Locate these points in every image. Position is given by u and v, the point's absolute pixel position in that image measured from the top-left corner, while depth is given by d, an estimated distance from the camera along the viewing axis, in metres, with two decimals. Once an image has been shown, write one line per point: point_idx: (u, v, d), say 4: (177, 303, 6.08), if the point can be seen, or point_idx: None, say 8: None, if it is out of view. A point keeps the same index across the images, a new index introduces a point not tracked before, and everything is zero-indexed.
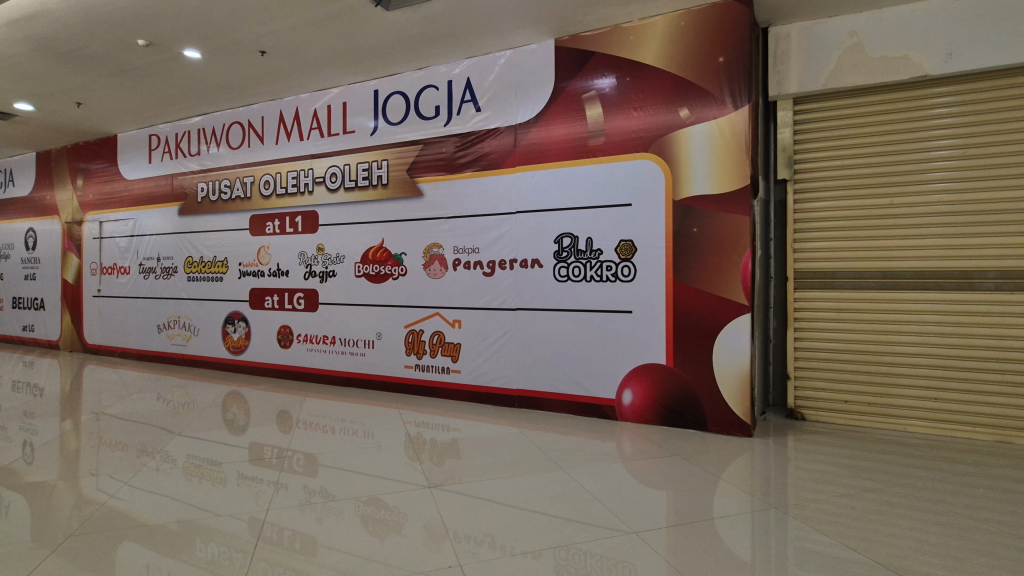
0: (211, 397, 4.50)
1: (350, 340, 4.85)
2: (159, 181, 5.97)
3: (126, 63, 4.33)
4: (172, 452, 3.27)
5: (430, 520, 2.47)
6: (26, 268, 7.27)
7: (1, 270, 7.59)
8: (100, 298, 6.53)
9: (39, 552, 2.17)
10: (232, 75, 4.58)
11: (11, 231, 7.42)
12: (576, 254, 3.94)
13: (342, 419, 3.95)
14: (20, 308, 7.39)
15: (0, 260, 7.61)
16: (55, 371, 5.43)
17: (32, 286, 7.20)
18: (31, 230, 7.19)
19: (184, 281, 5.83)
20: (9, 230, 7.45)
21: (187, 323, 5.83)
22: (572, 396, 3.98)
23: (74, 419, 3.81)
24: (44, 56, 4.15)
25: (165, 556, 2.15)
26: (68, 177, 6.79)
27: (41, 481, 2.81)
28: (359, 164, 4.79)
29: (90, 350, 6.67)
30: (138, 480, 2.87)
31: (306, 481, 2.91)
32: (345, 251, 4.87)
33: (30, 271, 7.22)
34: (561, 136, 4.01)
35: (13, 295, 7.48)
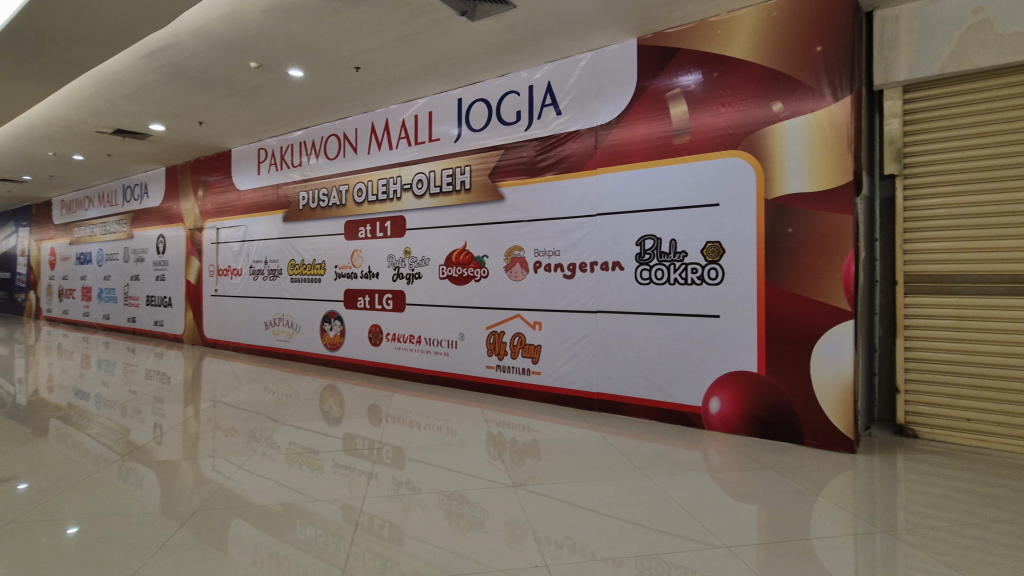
0: (311, 390, 4.84)
1: (434, 339, 5.03)
2: (267, 191, 6.52)
3: (238, 85, 4.78)
4: (277, 439, 3.54)
5: (511, 519, 2.50)
6: (157, 270, 8.20)
7: (137, 272, 8.62)
8: (216, 297, 7.23)
9: (170, 523, 2.43)
10: (329, 90, 4.91)
11: (145, 237, 8.41)
12: (659, 256, 3.84)
13: (428, 416, 4.09)
14: (152, 305, 8.35)
15: (136, 263, 8.63)
16: (180, 362, 6.08)
17: (162, 286, 8.12)
18: (161, 237, 8.11)
19: (286, 283, 6.32)
20: (145, 236, 8.45)
21: (289, 320, 6.31)
22: (657, 402, 3.87)
23: (195, 405, 4.25)
24: (173, 82, 4.68)
25: (270, 534, 2.33)
26: (191, 189, 7.59)
27: (168, 460, 3.15)
28: (443, 170, 4.97)
29: (208, 343, 7.40)
30: (248, 464, 3.14)
31: (394, 473, 3.04)
32: (431, 254, 5.06)
33: (160, 273, 8.14)
34: (643, 135, 3.93)
35: (146, 294, 8.47)
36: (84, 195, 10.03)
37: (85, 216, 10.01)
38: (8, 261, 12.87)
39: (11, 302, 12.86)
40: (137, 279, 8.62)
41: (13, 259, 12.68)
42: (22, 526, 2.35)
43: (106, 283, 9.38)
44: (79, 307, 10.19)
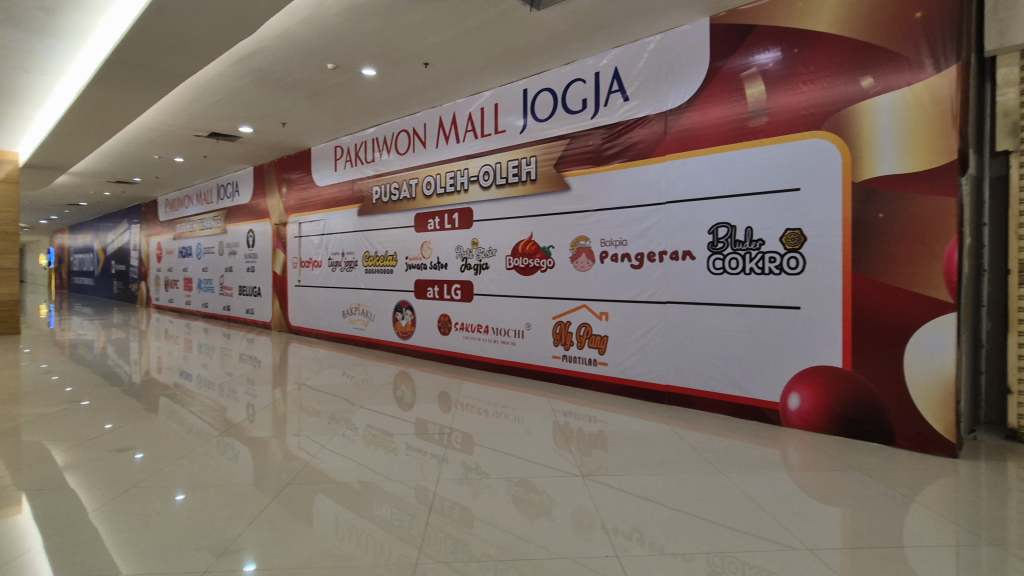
0: (385, 376, 5.07)
1: (501, 329, 5.11)
2: (343, 186, 6.86)
3: (317, 86, 5.04)
4: (356, 421, 3.75)
5: (578, 508, 2.51)
6: (247, 262, 8.86)
7: (230, 264, 9.36)
8: (299, 288, 7.71)
9: (263, 494, 2.65)
10: (399, 87, 5.07)
11: (237, 232, 9.11)
12: (733, 245, 3.68)
13: (495, 403, 4.17)
14: (243, 295, 9.05)
15: (229, 256, 9.38)
16: (268, 347, 6.57)
17: (252, 277, 8.77)
18: (250, 232, 8.76)
19: (361, 273, 6.63)
20: (236, 232, 9.16)
21: (364, 309, 6.63)
22: (731, 397, 3.73)
23: (283, 387, 4.58)
24: (259, 86, 5.01)
25: (351, 510, 2.48)
26: (276, 186, 8.13)
27: (260, 437, 3.43)
28: (509, 161, 5.01)
29: (292, 330, 7.93)
30: (331, 443, 3.35)
31: (463, 458, 3.14)
32: (497, 245, 5.13)
33: (250, 265, 8.79)
34: (717, 119, 3.77)
35: (238, 284, 9.18)
36: (184, 194, 11.01)
37: (185, 214, 10.98)
38: (124, 255, 14.41)
39: (126, 292, 14.39)
40: (231, 271, 9.37)
41: (127, 253, 14.16)
42: (141, 489, 2.65)
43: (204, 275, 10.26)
44: (182, 296, 11.24)
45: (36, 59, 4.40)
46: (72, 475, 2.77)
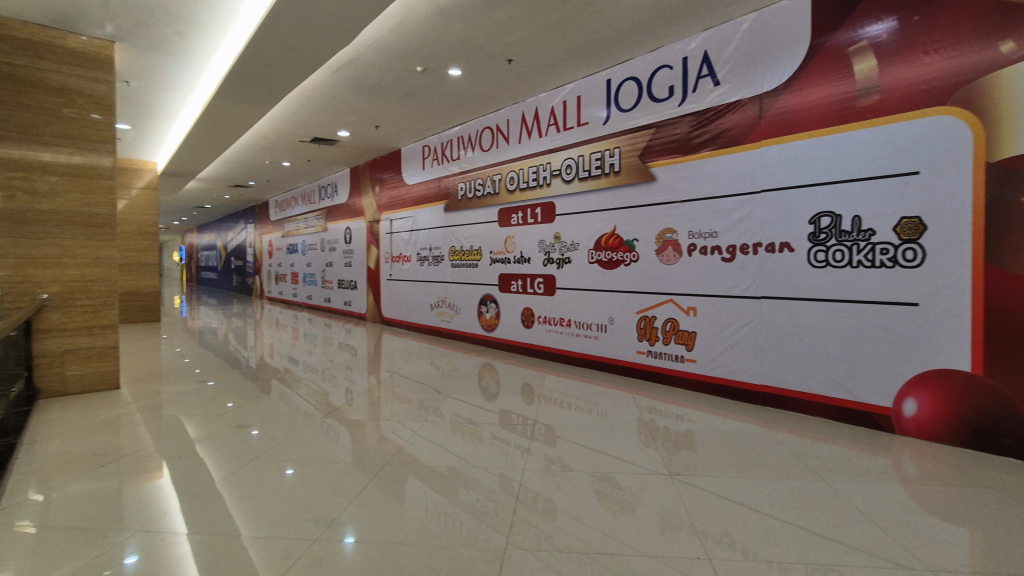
0: (471, 367, 5.24)
1: (584, 323, 5.08)
2: (430, 184, 7.15)
3: (407, 89, 5.28)
4: (444, 409, 3.91)
5: (664, 507, 2.45)
6: (345, 258, 9.50)
7: (330, 259, 10.08)
8: (390, 281, 8.15)
9: (362, 474, 2.85)
10: (484, 85, 5.18)
11: (336, 230, 9.79)
12: (839, 236, 3.39)
13: (578, 397, 4.17)
14: (341, 288, 9.72)
15: (329, 252, 10.10)
16: (363, 337, 7.02)
17: (349, 271, 9.40)
18: (347, 229, 9.37)
19: (448, 268, 6.88)
20: (335, 229, 9.85)
21: (450, 302, 6.88)
22: (834, 399, 3.45)
23: (377, 375, 4.88)
24: (355, 91, 5.34)
25: (440, 494, 2.60)
26: (370, 186, 8.63)
27: (358, 420, 3.68)
28: (592, 153, 4.96)
29: (384, 322, 8.41)
30: (421, 429, 3.52)
31: (545, 450, 3.17)
32: (580, 239, 5.11)
33: (347, 260, 9.41)
34: (819, 99, 3.48)
35: (337, 278, 9.88)
36: (290, 195, 12.00)
37: (292, 213, 11.98)
38: (240, 251, 16.03)
39: (243, 285, 16.00)
40: (330, 266, 10.10)
41: (244, 250, 15.74)
42: (259, 462, 2.95)
43: (308, 270, 11.14)
44: (288, 289, 12.30)
45: (171, 79, 4.99)
46: (203, 446, 3.14)
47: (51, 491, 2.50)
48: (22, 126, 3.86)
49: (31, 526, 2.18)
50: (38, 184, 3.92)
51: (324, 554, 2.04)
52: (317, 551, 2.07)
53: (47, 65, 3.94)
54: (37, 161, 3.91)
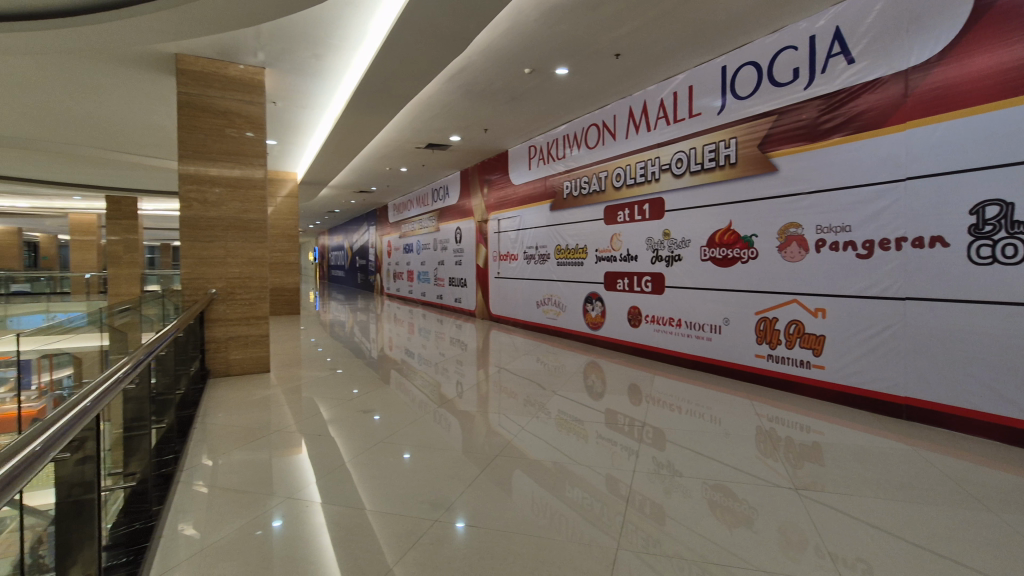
0: (577, 365, 5.24)
1: (696, 323, 4.86)
2: (537, 183, 7.25)
3: (514, 91, 5.40)
4: (550, 406, 3.96)
5: (786, 523, 2.28)
6: (456, 256, 9.96)
7: (442, 258, 10.62)
8: (498, 279, 8.40)
9: (476, 462, 2.98)
10: (591, 82, 5.14)
11: (447, 230, 10.30)
12: (1010, 228, 2.89)
13: (690, 401, 4.01)
14: (452, 285, 10.21)
15: (441, 251, 10.65)
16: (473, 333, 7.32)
17: (459, 270, 9.84)
18: (458, 229, 9.81)
19: (553, 266, 6.94)
20: (447, 230, 10.37)
21: (556, 300, 6.93)
22: (1000, 418, 2.96)
23: (486, 369, 5.07)
24: (465, 97, 5.57)
25: (546, 489, 2.63)
26: (479, 187, 8.97)
27: (468, 412, 3.85)
28: (705, 146, 4.73)
29: (492, 318, 8.70)
30: (529, 423, 3.60)
31: (654, 453, 3.08)
32: (691, 235, 4.89)
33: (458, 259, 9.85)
34: (985, 69, 2.98)
35: (448, 276, 10.38)
36: (407, 199, 12.82)
37: (408, 215, 12.79)
38: (363, 251, 17.46)
39: (365, 282, 17.42)
40: (442, 264, 10.64)
41: (366, 250, 17.11)
42: (383, 445, 3.20)
43: (422, 268, 11.84)
44: (405, 286, 13.18)
45: (309, 97, 5.57)
46: (335, 427, 3.48)
47: (218, 457, 2.92)
48: (196, 146, 4.54)
49: (205, 486, 2.57)
50: (208, 195, 4.58)
51: (440, 534, 2.17)
52: (434, 531, 2.20)
53: (214, 92, 4.58)
54: (207, 175, 4.57)
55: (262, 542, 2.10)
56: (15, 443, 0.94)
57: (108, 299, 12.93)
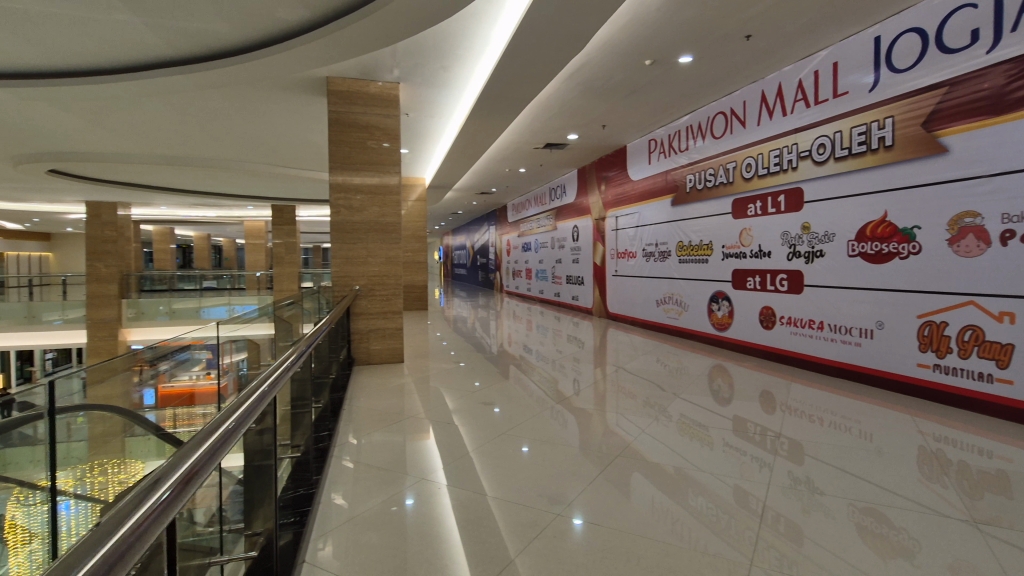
0: (701, 367, 5.00)
1: (842, 326, 4.36)
2: (657, 178, 7.01)
3: (633, 85, 5.27)
4: (671, 409, 3.81)
5: (957, 560, 1.97)
6: (573, 254, 9.97)
7: (559, 256, 10.71)
8: (616, 277, 8.27)
9: (599, 461, 2.96)
10: (717, 68, 4.85)
11: (564, 228, 10.36)
12: None
13: (833, 412, 3.62)
14: (569, 283, 10.25)
15: (559, 249, 10.74)
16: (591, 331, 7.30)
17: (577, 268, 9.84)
18: (576, 227, 9.82)
19: (676, 263, 6.65)
20: (564, 228, 10.43)
21: (678, 299, 6.64)
22: None
23: (604, 368, 5.03)
24: (583, 95, 5.56)
25: (667, 495, 2.54)
26: (597, 184, 8.90)
27: (586, 410, 3.86)
28: (854, 128, 4.23)
29: (610, 317, 8.59)
30: (649, 426, 3.51)
31: (790, 467, 2.83)
32: (836, 228, 4.40)
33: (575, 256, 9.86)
34: None
35: (565, 274, 10.44)
36: (525, 199, 13.12)
37: (526, 215, 13.06)
38: (484, 250, 18.20)
39: (486, 279, 18.15)
40: (559, 262, 10.72)
41: (486, 250, 17.83)
42: (505, 437, 3.33)
43: (539, 266, 12.04)
44: (523, 284, 13.51)
45: (437, 107, 5.95)
46: (460, 416, 3.70)
47: (361, 437, 3.26)
48: (343, 158, 5.07)
49: (351, 461, 2.89)
50: (353, 202, 5.10)
51: (560, 529, 2.20)
52: (551, 525, 2.24)
53: (357, 109, 5.08)
54: (351, 184, 5.09)
55: (398, 517, 2.30)
56: (216, 419, 1.12)
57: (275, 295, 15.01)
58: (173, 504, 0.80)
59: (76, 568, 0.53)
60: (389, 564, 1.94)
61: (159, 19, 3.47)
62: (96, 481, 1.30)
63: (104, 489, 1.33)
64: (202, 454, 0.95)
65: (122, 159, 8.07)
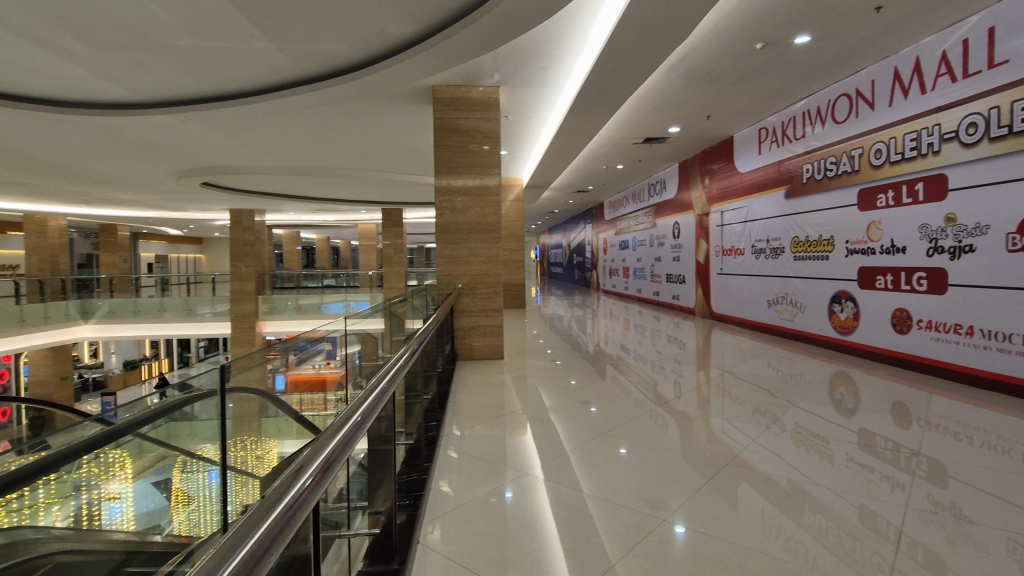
0: (819, 373, 4.59)
1: (999, 333, 3.78)
2: (769, 169, 6.52)
3: (742, 71, 4.96)
4: (784, 418, 3.54)
5: None
6: (674, 252, 9.60)
7: (659, 254, 10.35)
8: (722, 276, 7.82)
9: (709, 469, 2.83)
10: (840, 46, 4.42)
11: (665, 225, 10.00)
12: None
13: (987, 431, 3.15)
14: (670, 282, 9.87)
15: (658, 247, 10.38)
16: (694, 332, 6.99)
17: (678, 266, 9.45)
18: (677, 224, 9.44)
19: (791, 261, 6.15)
20: (664, 224, 10.07)
21: (793, 299, 6.14)
22: None
23: (707, 371, 4.80)
24: (686, 85, 5.32)
25: (780, 510, 2.36)
26: (700, 178, 8.49)
27: (689, 414, 3.70)
28: (1014, 102, 3.63)
29: (715, 317, 8.14)
30: (760, 434, 3.29)
31: (931, 490, 2.51)
32: (991, 219, 3.81)
33: (677, 254, 9.47)
34: None
35: (666, 272, 10.07)
36: (623, 196, 12.83)
37: (624, 212, 12.77)
38: (581, 248, 18.07)
39: (582, 278, 18.04)
40: (659, 260, 10.37)
41: (583, 248, 17.72)
42: (604, 437, 3.30)
43: (638, 264, 11.72)
44: (620, 283, 13.23)
45: (536, 107, 6.02)
46: (557, 414, 3.72)
47: (464, 429, 3.40)
48: (447, 162, 5.30)
49: (455, 452, 3.02)
50: (456, 204, 5.33)
51: (664, 536, 2.14)
52: (651, 529, 2.19)
53: (460, 114, 5.27)
54: (454, 186, 5.32)
55: (500, 508, 2.37)
56: (345, 411, 1.17)
57: (384, 293, 16.08)
58: (315, 489, 0.86)
59: (239, 548, 0.58)
60: (494, 552, 2.00)
61: (289, 43, 3.86)
62: (239, 456, 1.48)
63: (244, 462, 1.51)
64: (336, 444, 1.01)
65: (259, 171, 9.12)
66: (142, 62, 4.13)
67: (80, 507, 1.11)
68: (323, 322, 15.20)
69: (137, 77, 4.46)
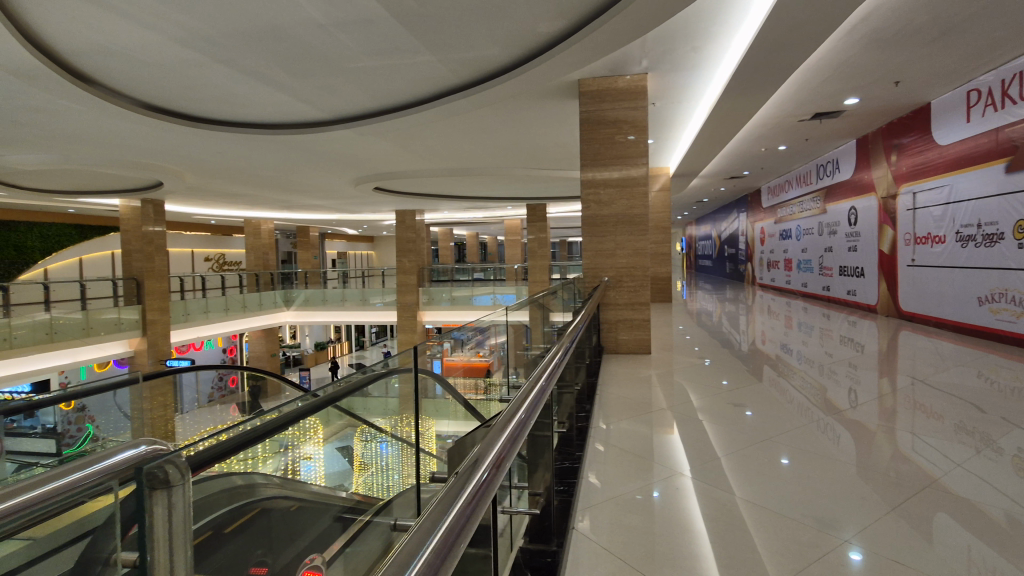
0: None
1: None
2: (981, 138, 5.39)
3: (945, 23, 4.16)
4: (1001, 440, 2.93)
5: None
6: (850, 241, 8.43)
7: (831, 243, 9.18)
8: (914, 268, 6.68)
9: (903, 490, 2.46)
10: None
11: (838, 211, 8.82)
12: None
13: None
14: (845, 276, 8.69)
15: (829, 235, 9.20)
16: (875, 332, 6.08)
17: (855, 257, 8.28)
18: (853, 209, 8.28)
19: (1013, 249, 5.03)
20: (836, 210, 8.89)
21: (1016, 297, 5.03)
22: None
23: (893, 378, 4.16)
24: (867, 49, 4.62)
25: (995, 548, 1.97)
26: (884, 155, 7.34)
27: (868, 426, 3.25)
28: None
29: (904, 316, 7.00)
30: (966, 457, 2.77)
31: None
32: None
33: (853, 244, 8.31)
34: None
35: (839, 265, 8.89)
36: (785, 179, 11.59)
37: (786, 198, 11.54)
38: (733, 239, 16.77)
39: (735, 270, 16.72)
40: (831, 251, 9.19)
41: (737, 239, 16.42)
42: (764, 443, 3.04)
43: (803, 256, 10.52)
44: (781, 277, 12.00)
45: (686, 91, 5.71)
46: (706, 414, 3.53)
47: (611, 423, 3.39)
48: (593, 155, 5.28)
49: (602, 444, 3.04)
50: (602, 196, 5.30)
51: (839, 559, 1.91)
52: (824, 547, 1.99)
53: (606, 106, 5.22)
54: (600, 179, 5.28)
55: (646, 504, 2.34)
56: (510, 407, 1.21)
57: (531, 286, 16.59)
58: (492, 481, 0.89)
59: (433, 531, 0.62)
60: (647, 547, 1.99)
61: (447, 53, 4.16)
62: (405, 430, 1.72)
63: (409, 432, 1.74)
64: (506, 440, 1.04)
65: (420, 174, 10.00)
66: (327, 84, 4.76)
67: (286, 462, 1.27)
68: (477, 312, 16.34)
69: (323, 98, 5.15)
